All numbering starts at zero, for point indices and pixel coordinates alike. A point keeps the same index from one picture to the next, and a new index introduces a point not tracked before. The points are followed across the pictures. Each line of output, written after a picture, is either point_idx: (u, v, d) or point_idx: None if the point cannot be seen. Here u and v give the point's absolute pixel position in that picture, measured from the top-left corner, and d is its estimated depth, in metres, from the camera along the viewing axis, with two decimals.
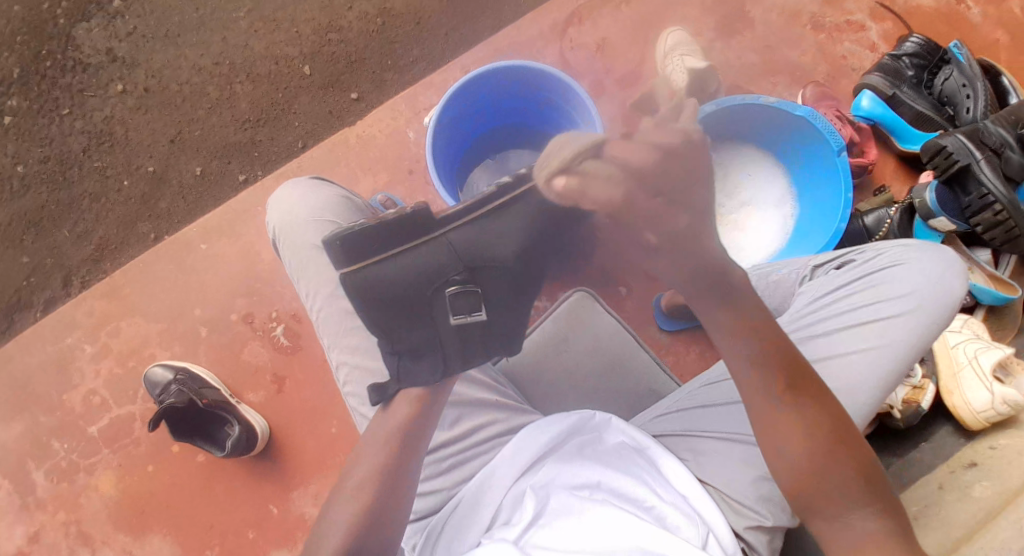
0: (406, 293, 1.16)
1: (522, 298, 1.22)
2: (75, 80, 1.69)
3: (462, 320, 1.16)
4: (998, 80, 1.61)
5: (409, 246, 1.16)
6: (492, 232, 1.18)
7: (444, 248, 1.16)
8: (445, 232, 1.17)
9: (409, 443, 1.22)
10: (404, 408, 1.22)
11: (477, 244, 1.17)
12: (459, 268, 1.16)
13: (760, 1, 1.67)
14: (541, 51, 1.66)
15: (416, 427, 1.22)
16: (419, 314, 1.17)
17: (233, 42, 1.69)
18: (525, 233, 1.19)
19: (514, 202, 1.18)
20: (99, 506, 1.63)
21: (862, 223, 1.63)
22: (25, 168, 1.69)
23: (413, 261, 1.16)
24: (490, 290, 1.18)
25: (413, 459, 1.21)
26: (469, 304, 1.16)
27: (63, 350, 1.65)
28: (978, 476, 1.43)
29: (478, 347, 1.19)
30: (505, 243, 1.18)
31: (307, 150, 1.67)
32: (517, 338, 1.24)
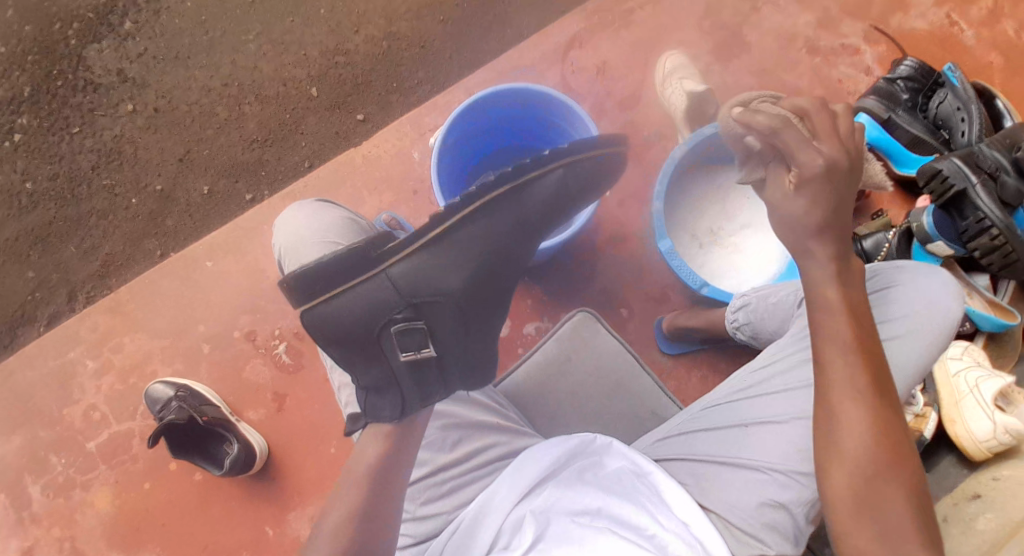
0: (357, 330, 1.19)
1: (473, 329, 1.25)
2: (86, 100, 1.74)
3: (413, 357, 1.18)
4: (993, 103, 1.62)
5: (356, 284, 1.19)
6: (436, 264, 1.21)
7: (386, 286, 1.19)
8: (387, 267, 1.19)
9: (386, 474, 1.21)
10: (381, 437, 1.21)
11: (419, 279, 1.19)
12: (402, 305, 1.19)
13: (757, 26, 1.70)
14: (543, 73, 1.70)
15: (390, 457, 1.21)
16: (372, 349, 1.19)
17: (242, 64, 1.74)
18: (468, 266, 1.22)
19: (454, 236, 1.21)
20: (94, 523, 1.62)
21: (861, 246, 1.66)
22: (33, 185, 1.73)
23: (359, 297, 1.18)
24: (434, 324, 1.21)
25: (386, 496, 1.20)
26: (417, 339, 1.19)
27: (65, 365, 1.66)
28: (982, 507, 1.37)
29: (434, 382, 1.21)
30: (450, 275, 1.21)
31: (313, 170, 1.71)
32: (478, 368, 1.27)
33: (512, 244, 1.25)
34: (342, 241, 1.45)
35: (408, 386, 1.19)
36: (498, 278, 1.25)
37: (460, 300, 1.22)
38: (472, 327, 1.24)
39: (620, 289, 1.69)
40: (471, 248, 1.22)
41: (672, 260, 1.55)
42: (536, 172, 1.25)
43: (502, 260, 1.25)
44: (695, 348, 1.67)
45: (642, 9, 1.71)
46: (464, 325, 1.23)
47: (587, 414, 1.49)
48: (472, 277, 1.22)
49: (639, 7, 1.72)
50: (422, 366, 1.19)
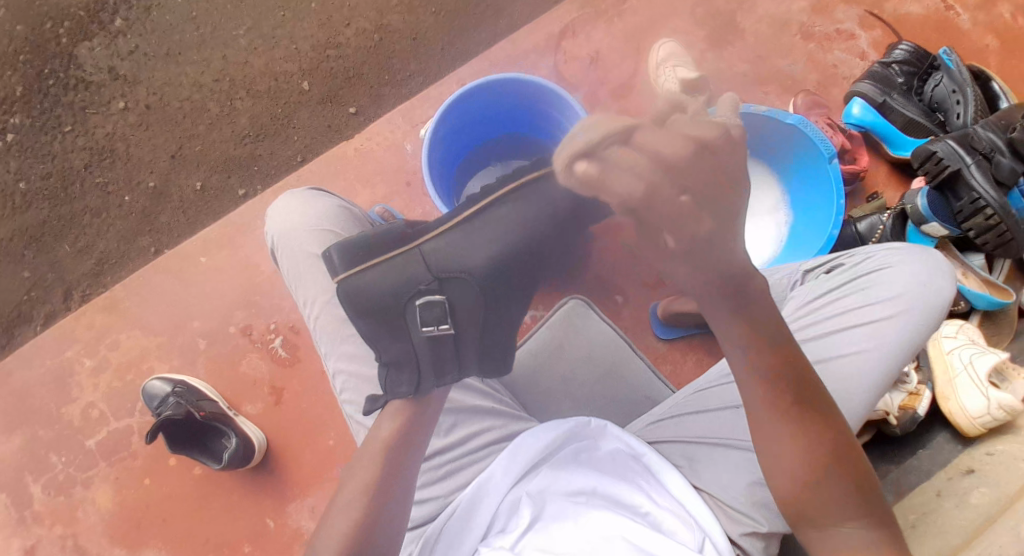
0: (384, 302, 1.19)
1: (507, 302, 1.23)
2: (77, 98, 1.73)
3: (432, 332, 1.17)
4: (989, 85, 1.61)
5: (390, 258, 1.19)
6: (464, 242, 1.19)
7: (417, 261, 1.19)
8: (419, 243, 1.19)
9: (408, 444, 1.22)
10: (399, 412, 1.22)
11: (448, 256, 1.19)
12: (428, 278, 1.18)
13: (750, 12, 1.69)
14: (536, 64, 1.70)
15: (412, 427, 1.23)
16: (396, 323, 1.20)
17: (233, 59, 1.73)
18: (500, 240, 1.19)
19: (488, 210, 1.20)
20: (96, 520, 1.63)
21: (854, 229, 1.62)
22: (26, 185, 1.73)
23: (387, 271, 1.19)
24: (460, 304, 1.19)
25: (401, 471, 1.21)
26: (437, 314, 1.17)
27: (63, 363, 1.67)
28: (975, 482, 1.37)
29: (450, 359, 1.20)
30: (479, 255, 1.19)
31: (306, 164, 1.71)
32: (504, 341, 1.26)
33: (546, 232, 1.22)
34: (335, 229, 1.47)
35: (428, 361, 1.20)
36: (531, 262, 1.23)
37: (490, 281, 1.20)
38: (500, 311, 1.23)
39: (618, 278, 1.68)
40: (501, 226, 1.20)
41: None
42: (575, 156, 1.22)
43: (537, 244, 1.22)
44: (690, 333, 1.66)
45: None
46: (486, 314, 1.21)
47: (580, 396, 1.50)
48: (503, 256, 1.20)
49: None
50: (440, 343, 1.19)
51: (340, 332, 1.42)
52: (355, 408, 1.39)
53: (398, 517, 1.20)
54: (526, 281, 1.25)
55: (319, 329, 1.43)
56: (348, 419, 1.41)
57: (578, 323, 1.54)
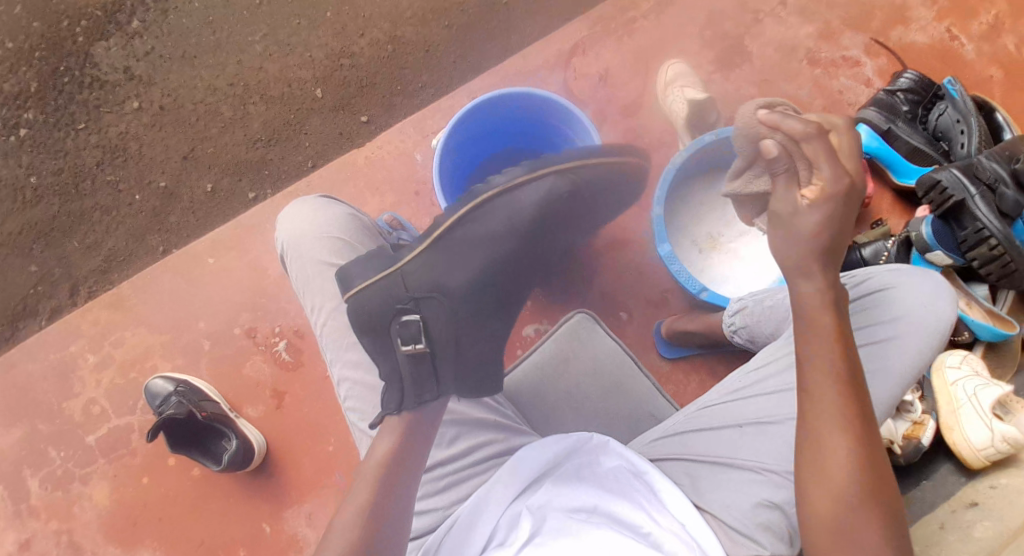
0: (372, 323, 1.26)
1: (487, 324, 1.32)
2: (92, 96, 1.75)
3: (410, 349, 1.23)
4: (992, 116, 1.64)
5: (375, 280, 1.28)
6: (441, 266, 1.29)
7: (398, 282, 1.27)
8: (400, 267, 1.28)
9: (405, 462, 1.21)
10: (398, 430, 1.22)
11: (427, 275, 1.28)
12: (406, 298, 1.26)
13: (759, 37, 1.72)
14: (545, 80, 1.72)
15: (406, 447, 1.22)
16: (383, 340, 1.26)
17: (248, 64, 1.76)
18: (476, 265, 1.29)
19: (464, 224, 1.29)
20: (91, 517, 1.63)
21: (859, 254, 1.65)
22: (38, 180, 1.74)
23: (375, 293, 1.26)
24: (437, 321, 1.26)
25: (407, 479, 1.20)
26: (413, 332, 1.24)
27: (66, 358, 1.68)
28: (979, 515, 1.38)
29: (428, 379, 1.23)
30: (457, 276, 1.28)
31: (316, 170, 1.73)
32: (490, 365, 1.32)
33: (519, 255, 1.32)
34: (346, 237, 1.49)
35: (409, 380, 1.23)
36: (509, 284, 1.33)
37: (466, 301, 1.29)
38: (482, 333, 1.31)
39: (620, 294, 1.71)
40: (478, 247, 1.29)
41: (671, 264, 1.56)
42: (524, 179, 1.29)
43: (511, 267, 1.32)
44: (692, 352, 1.67)
45: (645, 17, 1.73)
46: (460, 338, 1.28)
47: (583, 410, 1.51)
48: (480, 276, 1.29)
49: (642, 16, 1.73)
50: (421, 360, 1.24)
51: (345, 339, 1.44)
52: (359, 415, 1.41)
53: (392, 535, 1.16)
54: (507, 298, 1.34)
55: (325, 338, 1.45)
56: (352, 426, 1.43)
57: (583, 339, 1.56)
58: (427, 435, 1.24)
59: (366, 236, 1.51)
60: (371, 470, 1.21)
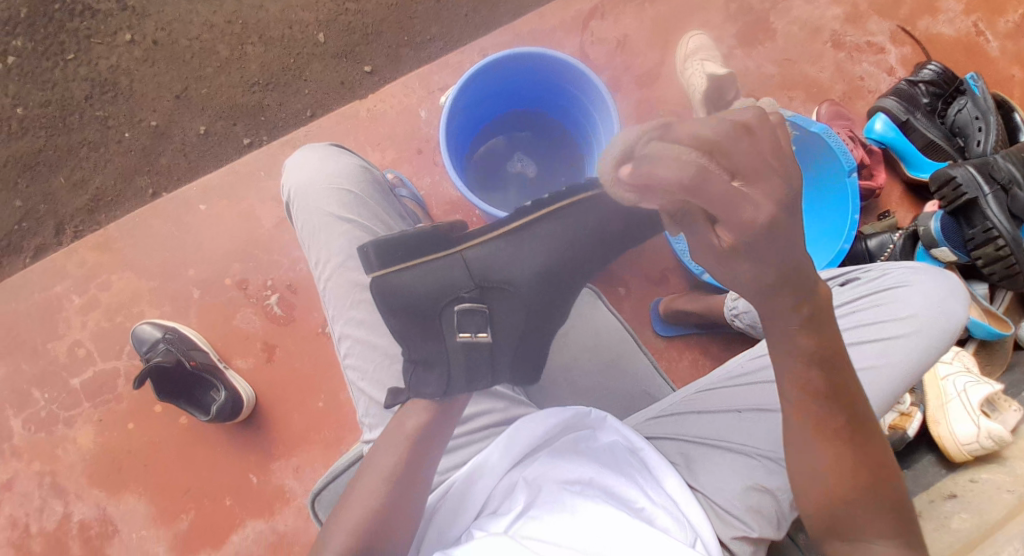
0: (421, 303, 1.18)
1: (552, 314, 1.25)
2: (83, 25, 1.65)
3: (469, 339, 1.17)
4: (1011, 116, 1.62)
5: (430, 260, 1.19)
6: (509, 253, 1.19)
7: (461, 266, 1.18)
8: (462, 249, 1.19)
9: (434, 439, 1.22)
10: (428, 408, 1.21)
11: (492, 264, 1.18)
12: (470, 285, 1.18)
13: (784, 14, 1.67)
14: (561, 42, 1.66)
15: (438, 426, 1.22)
16: (432, 327, 1.18)
17: (248, 2, 1.66)
18: (548, 252, 1.20)
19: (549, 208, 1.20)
20: (76, 459, 1.62)
21: (864, 245, 1.64)
22: (24, 111, 1.66)
23: (432, 272, 1.18)
24: (496, 316, 1.19)
25: (432, 450, 1.21)
26: (478, 322, 1.18)
27: (50, 299, 1.63)
28: (957, 507, 1.42)
29: (483, 367, 1.20)
30: (527, 281, 1.19)
31: (316, 120, 1.66)
32: (537, 364, 1.28)
33: (579, 263, 1.22)
34: (353, 189, 1.44)
35: (461, 367, 1.19)
36: (561, 296, 1.23)
37: (531, 301, 1.20)
38: (534, 338, 1.24)
39: (621, 268, 1.69)
40: (547, 243, 1.20)
41: (675, 243, 1.61)
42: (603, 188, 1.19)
43: (583, 261, 1.22)
44: (688, 331, 1.67)
45: None
46: (524, 332, 1.22)
47: (578, 387, 1.52)
48: (546, 275, 1.20)
49: None
50: (479, 349, 1.19)
51: (351, 297, 1.41)
52: (358, 375, 1.40)
53: (415, 507, 1.19)
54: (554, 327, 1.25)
55: (330, 293, 1.43)
56: (351, 386, 1.42)
57: (585, 313, 1.56)
58: (456, 418, 1.23)
59: (380, 193, 1.48)
60: (399, 444, 1.21)
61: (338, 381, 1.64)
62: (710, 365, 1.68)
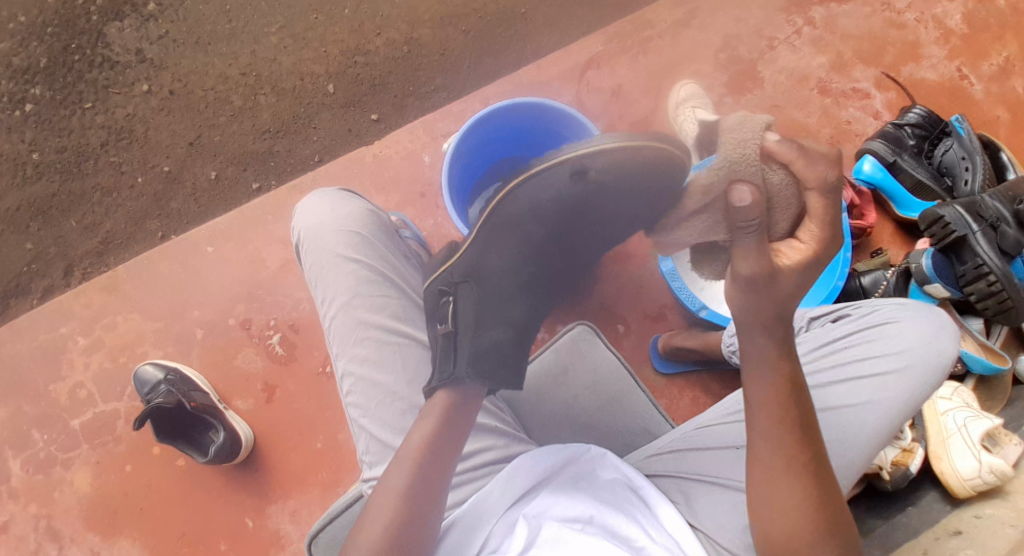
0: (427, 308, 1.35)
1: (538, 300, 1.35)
2: (102, 76, 1.73)
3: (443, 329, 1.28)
4: (997, 156, 1.67)
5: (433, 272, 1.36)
6: (481, 248, 1.33)
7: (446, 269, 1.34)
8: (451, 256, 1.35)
9: (443, 449, 1.23)
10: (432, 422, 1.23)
11: (464, 260, 1.33)
12: (448, 281, 1.32)
13: (771, 63, 1.74)
14: (558, 91, 1.73)
15: (446, 438, 1.23)
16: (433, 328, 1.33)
17: (262, 55, 1.74)
18: (519, 240, 1.32)
19: (516, 190, 1.30)
20: (72, 503, 1.60)
21: (858, 282, 1.66)
22: (40, 156, 1.72)
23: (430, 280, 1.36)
24: (466, 306, 1.29)
25: (444, 463, 1.23)
26: (445, 312, 1.29)
27: (56, 340, 1.65)
28: (963, 543, 1.39)
29: (455, 356, 1.26)
30: (496, 273, 1.32)
31: (323, 165, 1.71)
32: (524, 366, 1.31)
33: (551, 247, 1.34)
34: (360, 230, 1.47)
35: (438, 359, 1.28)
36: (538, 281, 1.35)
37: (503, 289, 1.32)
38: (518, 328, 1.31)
39: (620, 308, 1.71)
40: (513, 232, 1.32)
41: (672, 280, 1.64)
42: (542, 169, 1.29)
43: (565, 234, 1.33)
44: (686, 369, 1.68)
45: (661, 36, 1.74)
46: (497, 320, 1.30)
47: (577, 423, 1.51)
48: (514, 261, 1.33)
49: (658, 35, 1.74)
50: (449, 339, 1.27)
51: (354, 334, 1.42)
52: (359, 412, 1.40)
53: (429, 519, 1.21)
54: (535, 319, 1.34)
55: (332, 331, 1.44)
56: (351, 422, 1.41)
57: (583, 350, 1.55)
58: (461, 440, 1.24)
59: (383, 233, 1.50)
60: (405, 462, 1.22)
61: (337, 421, 1.63)
62: (710, 404, 1.68)
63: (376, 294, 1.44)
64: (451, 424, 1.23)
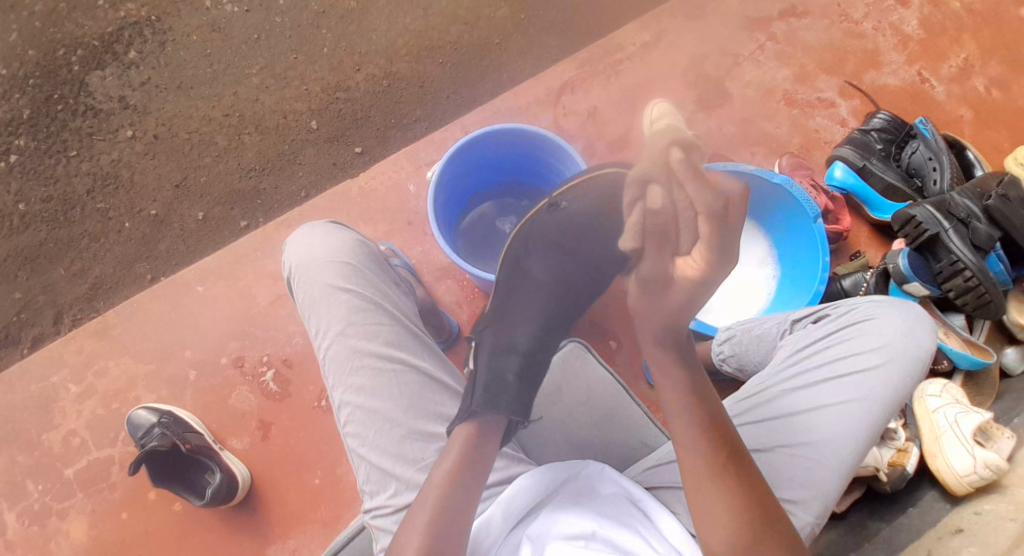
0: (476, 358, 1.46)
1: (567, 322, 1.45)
2: (85, 124, 1.75)
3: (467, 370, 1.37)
4: (963, 154, 1.72)
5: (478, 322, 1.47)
6: (507, 288, 1.44)
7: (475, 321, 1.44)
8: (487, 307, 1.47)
9: (470, 473, 1.23)
10: (455, 456, 1.24)
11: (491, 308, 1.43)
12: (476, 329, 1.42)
13: (739, 78, 1.80)
14: (536, 115, 1.76)
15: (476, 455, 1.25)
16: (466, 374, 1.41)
17: (244, 96, 1.77)
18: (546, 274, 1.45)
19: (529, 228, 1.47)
20: (69, 553, 1.58)
21: (839, 285, 1.70)
22: (26, 207, 1.72)
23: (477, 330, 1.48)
24: (484, 351, 1.36)
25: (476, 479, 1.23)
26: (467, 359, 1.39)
27: (46, 389, 1.64)
28: (965, 542, 1.39)
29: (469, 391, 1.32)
30: (518, 305, 1.42)
31: (309, 199, 1.73)
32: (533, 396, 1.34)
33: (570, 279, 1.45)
34: (353, 260, 1.48)
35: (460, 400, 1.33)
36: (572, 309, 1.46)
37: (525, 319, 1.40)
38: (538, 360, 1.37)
39: (610, 323, 1.73)
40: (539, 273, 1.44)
41: None
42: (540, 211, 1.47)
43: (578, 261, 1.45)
44: None
45: (631, 58, 1.79)
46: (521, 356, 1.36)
47: (575, 439, 1.52)
48: (540, 294, 1.43)
49: (628, 57, 1.79)
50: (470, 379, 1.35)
51: (349, 364, 1.41)
52: (359, 441, 1.39)
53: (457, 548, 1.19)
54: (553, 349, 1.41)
55: (327, 362, 1.44)
56: (350, 451, 1.41)
57: (573, 366, 1.56)
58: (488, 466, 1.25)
59: (374, 262, 1.51)
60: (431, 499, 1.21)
61: (335, 454, 1.63)
62: None
63: (370, 322, 1.44)
64: (474, 455, 1.24)
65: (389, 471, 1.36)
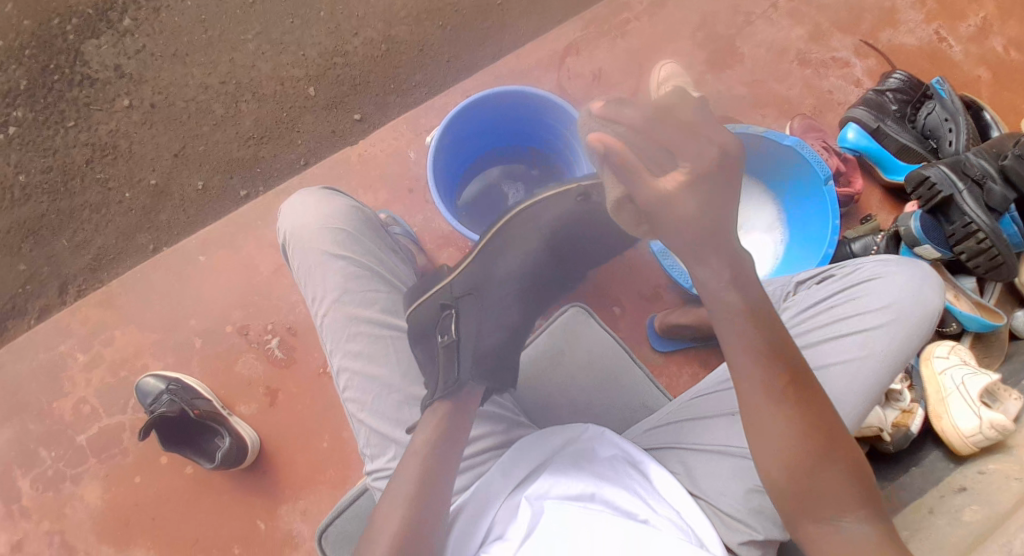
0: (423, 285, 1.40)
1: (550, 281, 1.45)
2: (81, 94, 1.74)
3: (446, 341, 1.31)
4: (981, 115, 1.67)
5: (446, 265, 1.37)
6: (501, 254, 1.36)
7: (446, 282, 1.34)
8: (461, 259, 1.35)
9: (446, 445, 1.27)
10: (435, 426, 1.28)
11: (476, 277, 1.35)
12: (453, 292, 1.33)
13: (749, 38, 1.75)
14: (540, 79, 1.73)
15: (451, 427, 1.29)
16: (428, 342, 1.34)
17: (241, 63, 1.75)
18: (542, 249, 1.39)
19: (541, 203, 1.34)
20: (83, 516, 1.62)
21: (849, 249, 1.67)
22: (27, 178, 1.73)
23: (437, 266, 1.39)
24: (470, 322, 1.34)
25: (453, 453, 1.27)
26: (445, 324, 1.32)
27: (57, 357, 1.67)
28: (968, 499, 1.39)
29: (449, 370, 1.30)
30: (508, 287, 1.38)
31: (310, 168, 1.73)
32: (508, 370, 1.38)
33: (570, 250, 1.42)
34: (348, 227, 1.47)
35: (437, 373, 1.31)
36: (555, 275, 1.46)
37: (506, 297, 1.39)
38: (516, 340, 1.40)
39: (614, 289, 1.72)
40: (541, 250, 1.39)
41: (664, 259, 1.60)
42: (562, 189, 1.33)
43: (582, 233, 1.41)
44: (685, 346, 1.69)
45: (637, 19, 1.75)
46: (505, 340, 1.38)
47: (579, 406, 1.52)
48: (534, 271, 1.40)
49: (635, 17, 1.75)
50: (450, 348, 1.31)
51: (347, 330, 1.42)
52: (358, 406, 1.40)
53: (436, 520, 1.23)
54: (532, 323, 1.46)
55: (326, 328, 1.44)
56: (350, 416, 1.41)
57: (578, 331, 1.56)
58: (461, 442, 1.29)
59: (370, 227, 1.50)
60: (413, 470, 1.25)
61: (340, 420, 1.65)
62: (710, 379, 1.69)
63: (366, 290, 1.44)
64: (449, 429, 1.28)
65: (387, 435, 1.37)
